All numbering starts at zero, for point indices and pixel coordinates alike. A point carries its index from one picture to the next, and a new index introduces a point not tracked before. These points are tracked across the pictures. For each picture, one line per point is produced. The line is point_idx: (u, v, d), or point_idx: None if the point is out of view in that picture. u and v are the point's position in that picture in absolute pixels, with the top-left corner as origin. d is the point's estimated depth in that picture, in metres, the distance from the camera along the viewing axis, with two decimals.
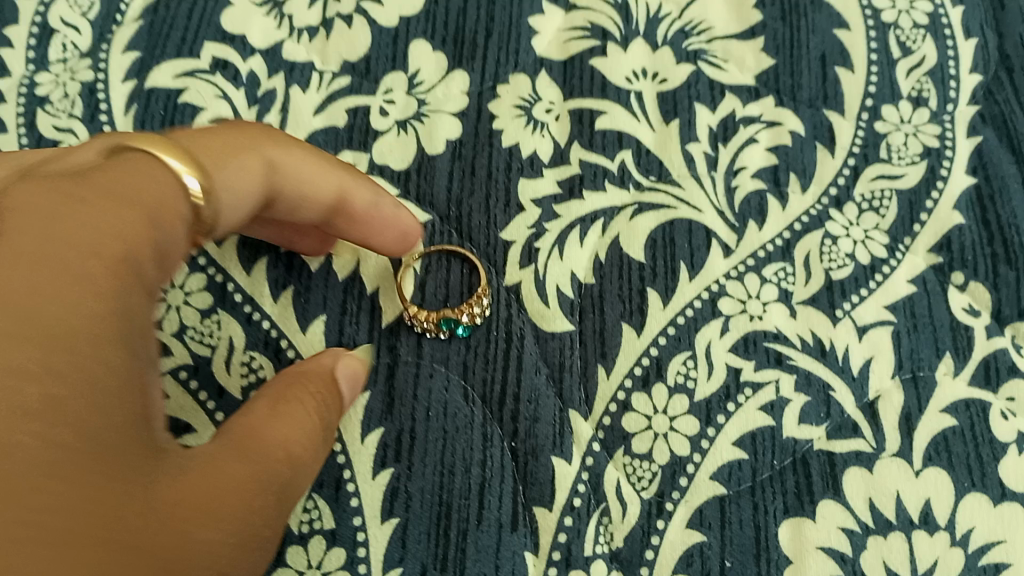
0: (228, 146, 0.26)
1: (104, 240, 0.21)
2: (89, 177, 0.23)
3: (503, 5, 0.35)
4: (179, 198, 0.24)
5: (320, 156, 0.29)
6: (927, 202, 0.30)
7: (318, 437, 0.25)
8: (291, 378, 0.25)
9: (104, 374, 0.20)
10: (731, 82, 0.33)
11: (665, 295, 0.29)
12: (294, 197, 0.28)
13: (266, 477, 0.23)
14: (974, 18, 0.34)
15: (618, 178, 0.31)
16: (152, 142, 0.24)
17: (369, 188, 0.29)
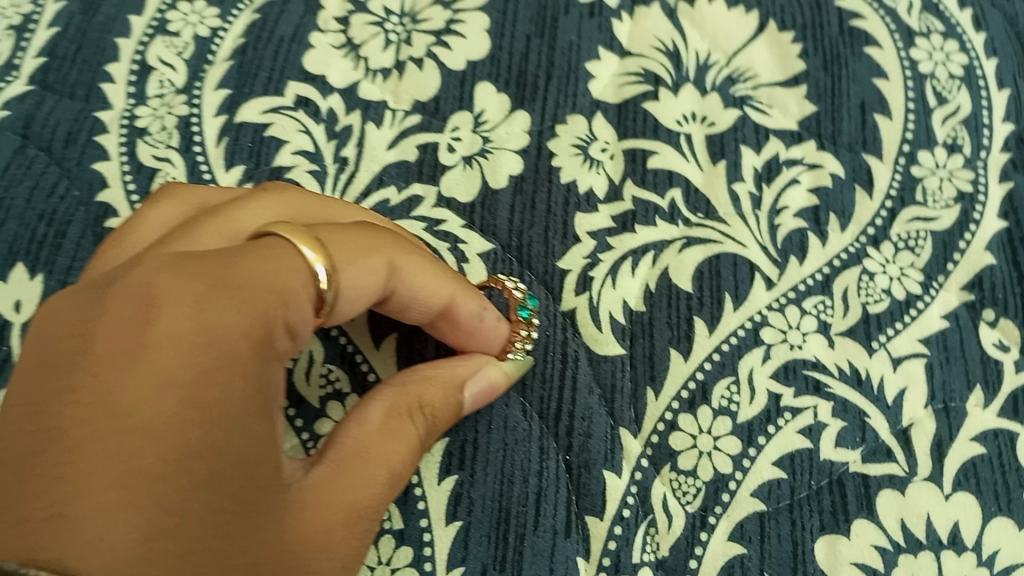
0: (364, 246, 0.28)
1: (243, 323, 0.23)
2: (235, 259, 0.24)
3: (562, 52, 0.38)
4: (305, 280, 0.25)
5: (438, 264, 0.30)
6: (960, 242, 0.32)
7: (415, 453, 0.27)
8: (402, 390, 0.27)
9: (242, 437, 0.22)
10: (775, 126, 0.35)
11: (711, 323, 0.32)
12: (407, 301, 0.29)
13: (372, 501, 0.25)
14: (1007, 70, 0.36)
15: (668, 214, 0.34)
16: (292, 233, 0.26)
17: (478, 300, 0.30)
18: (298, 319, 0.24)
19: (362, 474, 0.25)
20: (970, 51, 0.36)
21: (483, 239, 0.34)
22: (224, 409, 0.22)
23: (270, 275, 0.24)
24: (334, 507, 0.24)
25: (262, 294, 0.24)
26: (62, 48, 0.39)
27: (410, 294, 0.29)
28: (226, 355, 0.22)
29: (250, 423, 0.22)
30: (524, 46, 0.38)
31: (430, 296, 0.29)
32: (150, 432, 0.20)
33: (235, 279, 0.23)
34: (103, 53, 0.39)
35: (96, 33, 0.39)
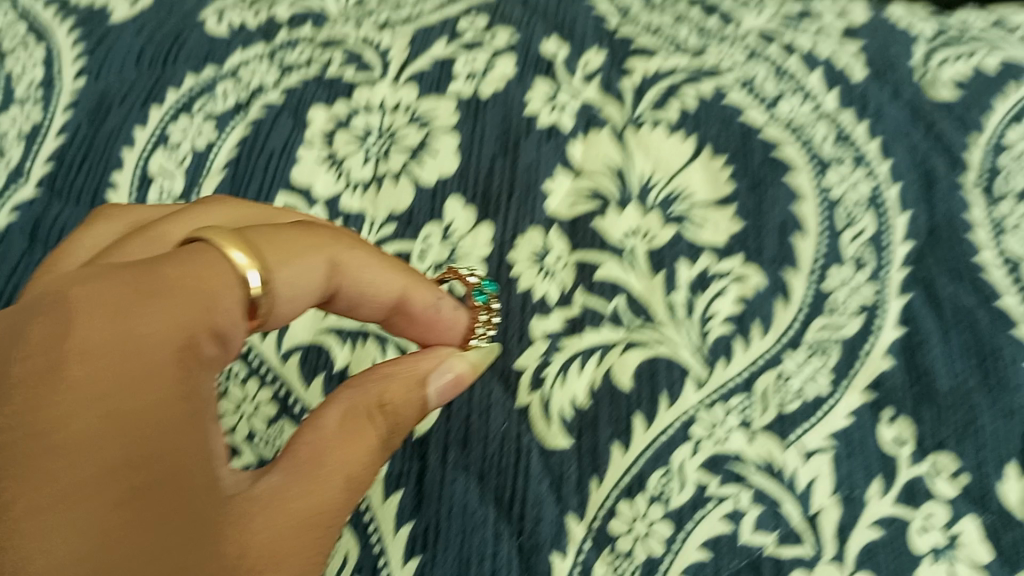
0: (298, 243, 0.34)
1: (177, 327, 0.29)
2: (156, 268, 0.30)
3: (522, 170, 0.42)
4: (229, 277, 0.31)
5: (387, 262, 0.37)
6: (864, 348, 0.37)
7: (381, 450, 0.32)
8: (365, 394, 0.33)
9: (177, 448, 0.28)
10: (707, 243, 0.40)
11: (648, 418, 0.36)
12: (361, 297, 0.36)
13: (326, 492, 0.31)
14: (908, 195, 0.42)
15: (612, 320, 0.38)
16: (224, 239, 0.32)
17: (431, 294, 0.37)
18: (224, 317, 0.30)
19: (319, 478, 0.31)
20: (875, 178, 0.42)
21: None
22: (162, 421, 0.27)
23: (190, 280, 0.30)
24: (287, 513, 0.30)
25: (194, 311, 0.29)
26: (71, 156, 0.43)
27: (355, 288, 0.35)
28: (156, 372, 0.28)
29: (178, 436, 0.28)
30: (488, 165, 0.43)
31: (382, 289, 0.36)
32: (93, 452, 0.26)
33: (155, 292, 0.29)
34: (109, 161, 0.43)
35: (102, 142, 0.44)
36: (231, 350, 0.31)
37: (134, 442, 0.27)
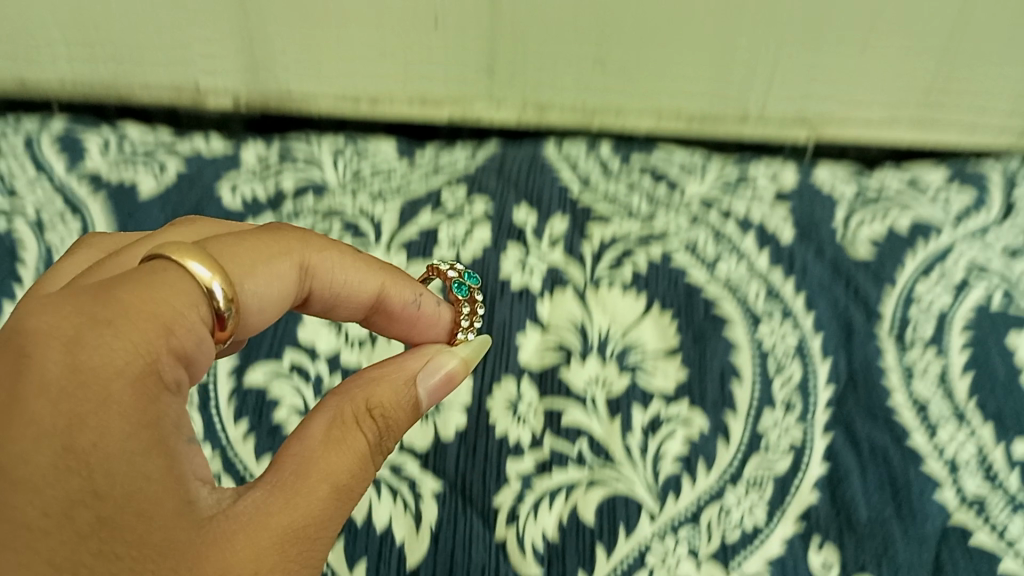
0: (264, 253, 0.35)
1: (133, 360, 0.27)
2: (116, 289, 0.29)
3: (497, 328, 0.49)
4: (194, 290, 0.31)
5: (359, 261, 0.41)
6: (793, 483, 0.43)
7: (370, 452, 0.33)
8: (351, 404, 0.34)
9: (128, 479, 0.26)
10: (658, 389, 0.47)
11: (609, 548, 0.41)
12: (336, 298, 0.40)
13: (310, 503, 0.30)
14: (830, 346, 0.49)
15: (576, 460, 0.44)
16: (184, 253, 0.31)
17: (405, 288, 0.42)
18: (188, 333, 0.29)
19: (307, 491, 0.30)
20: (801, 331, 0.49)
21: (434, 479, 0.44)
22: (120, 453, 0.26)
23: (153, 296, 0.29)
24: (269, 533, 0.29)
25: (151, 337, 0.28)
26: None
27: (330, 288, 0.39)
28: (110, 397, 0.26)
29: (139, 462, 0.26)
30: None
31: (358, 287, 0.40)
32: (39, 487, 0.25)
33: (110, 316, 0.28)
34: None
35: None
36: (192, 362, 0.30)
37: (84, 476, 0.26)
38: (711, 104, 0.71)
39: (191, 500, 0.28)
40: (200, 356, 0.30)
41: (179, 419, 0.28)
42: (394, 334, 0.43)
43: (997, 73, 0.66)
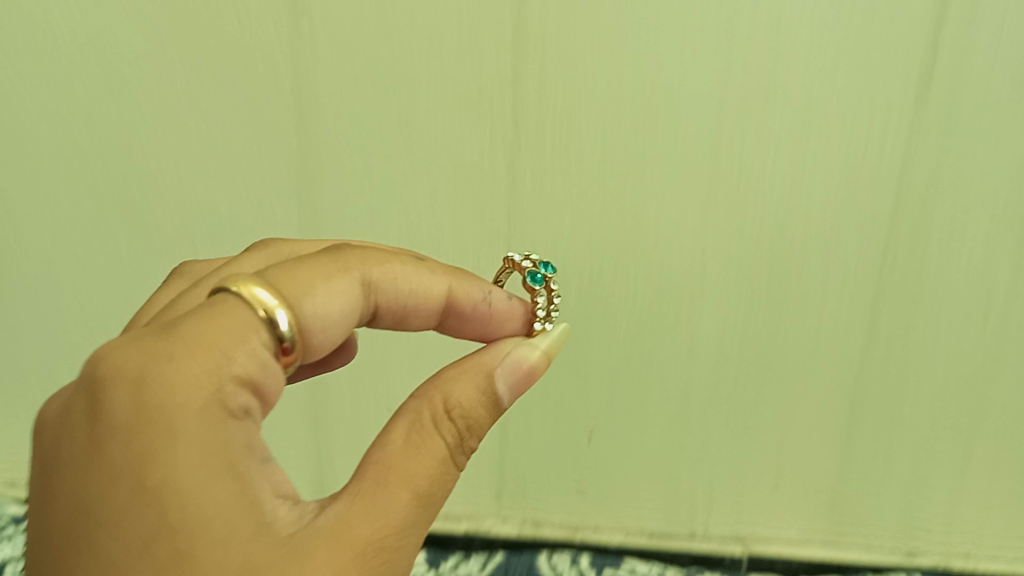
0: (318, 277, 0.46)
1: (197, 395, 0.37)
2: (183, 333, 0.39)
3: None
4: (250, 317, 0.41)
5: (427, 272, 0.54)
6: None
7: (447, 444, 0.44)
8: (433, 408, 0.45)
9: (208, 494, 0.36)
10: None
11: None
12: (410, 309, 0.53)
13: (390, 510, 0.40)
14: None
15: None
16: (241, 287, 0.42)
17: (470, 296, 0.55)
18: (253, 357, 0.39)
19: (389, 498, 0.41)
20: None
21: None
22: (185, 486, 0.35)
23: (208, 337, 0.39)
24: (349, 543, 0.38)
25: (211, 376, 0.37)
26: None
27: (398, 305, 0.52)
28: (181, 431, 0.36)
29: (205, 487, 0.36)
30: None
31: (427, 293, 0.53)
32: (134, 512, 0.35)
33: (177, 354, 0.38)
34: None
35: None
36: (269, 387, 0.40)
37: (160, 510, 0.35)
38: (665, 524, 0.94)
39: (268, 519, 0.38)
40: (275, 373, 0.41)
41: (240, 440, 0.38)
42: (472, 331, 0.56)
43: (888, 468, 0.88)
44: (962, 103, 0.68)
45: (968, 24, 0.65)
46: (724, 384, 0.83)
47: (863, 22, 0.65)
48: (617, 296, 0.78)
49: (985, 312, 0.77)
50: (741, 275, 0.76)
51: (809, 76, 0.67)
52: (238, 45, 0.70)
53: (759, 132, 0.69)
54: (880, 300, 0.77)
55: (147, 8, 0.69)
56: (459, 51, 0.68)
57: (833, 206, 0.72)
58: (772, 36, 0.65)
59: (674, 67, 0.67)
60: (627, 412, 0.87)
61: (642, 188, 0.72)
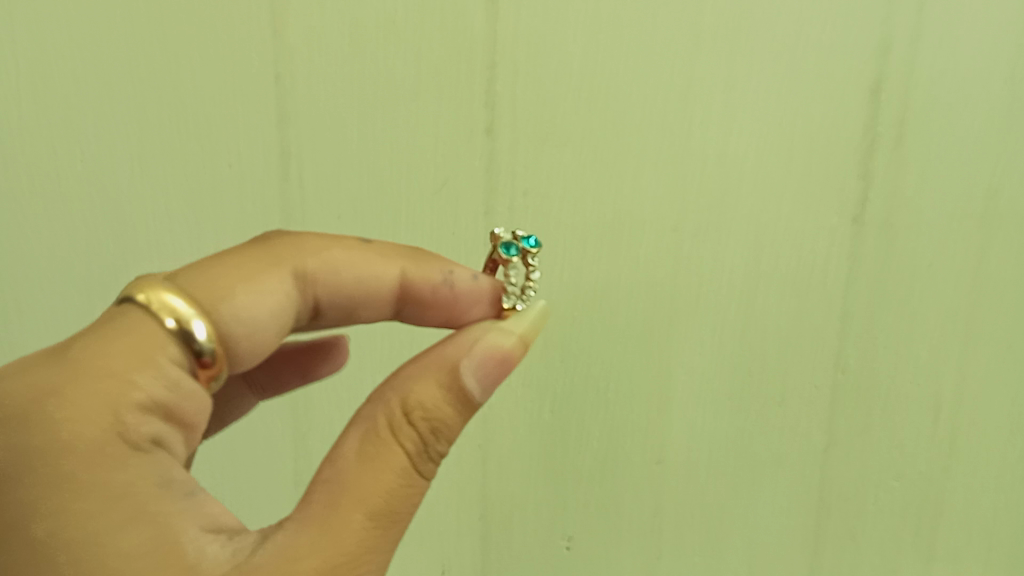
0: (239, 277, 0.43)
1: (88, 433, 0.34)
2: (75, 361, 0.36)
3: None
4: (156, 334, 0.38)
5: (375, 258, 0.49)
6: None
7: (409, 453, 0.38)
8: (389, 413, 0.40)
9: (114, 535, 0.33)
10: None
11: None
12: (360, 299, 0.49)
13: (341, 531, 0.35)
14: None
15: None
16: (150, 297, 0.39)
17: (429, 282, 0.50)
18: (161, 382, 0.37)
19: (338, 523, 0.36)
20: None
21: None
22: (80, 540, 0.32)
23: (103, 362, 0.36)
24: (292, 574, 0.34)
25: (105, 412, 0.34)
26: None
27: (341, 297, 0.48)
28: (73, 472, 0.33)
29: (104, 539, 0.33)
30: None
31: (379, 280, 0.49)
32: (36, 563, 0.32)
33: (65, 387, 0.35)
34: None
35: None
36: (183, 410, 0.38)
37: (53, 566, 0.32)
38: None
39: (193, 561, 0.34)
40: (189, 393, 0.38)
41: (147, 478, 0.34)
42: (437, 313, 0.51)
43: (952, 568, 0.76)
44: (896, 236, 0.64)
45: (923, 114, 0.62)
46: (685, 533, 0.74)
47: (801, 149, 0.63)
48: (590, 430, 0.71)
49: (940, 460, 0.72)
50: (705, 407, 0.70)
51: (756, 202, 0.64)
52: (194, 176, 0.64)
53: (710, 259, 0.65)
54: (830, 444, 0.71)
55: (107, 162, 0.63)
56: (379, 182, 0.64)
57: (786, 329, 0.67)
58: (717, 172, 0.63)
59: (633, 197, 0.64)
60: (602, 565, 0.75)
61: (588, 324, 0.68)
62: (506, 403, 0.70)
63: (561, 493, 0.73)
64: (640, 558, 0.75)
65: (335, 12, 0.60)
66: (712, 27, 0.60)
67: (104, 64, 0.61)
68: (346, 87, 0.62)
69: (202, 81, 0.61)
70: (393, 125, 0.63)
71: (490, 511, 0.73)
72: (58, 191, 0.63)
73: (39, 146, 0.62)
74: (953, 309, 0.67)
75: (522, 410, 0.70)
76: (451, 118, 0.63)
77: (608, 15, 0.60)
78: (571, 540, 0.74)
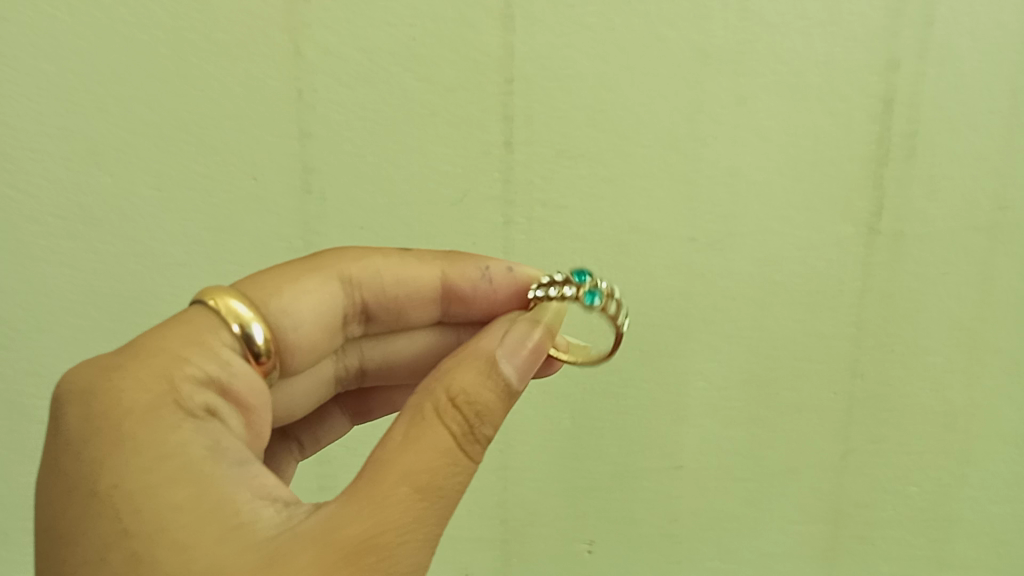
0: (285, 281, 0.49)
1: (144, 397, 0.37)
2: (139, 347, 0.41)
3: None
4: (213, 325, 0.43)
5: (417, 262, 0.54)
6: None
7: (454, 435, 0.38)
8: (432, 400, 0.40)
9: (163, 485, 0.34)
10: None
11: None
12: (401, 298, 0.54)
13: (388, 499, 0.35)
14: None
15: None
16: (213, 294, 0.45)
17: (469, 282, 0.54)
18: (215, 363, 0.41)
19: (384, 493, 0.35)
20: None
21: None
22: (136, 489, 0.34)
23: (162, 346, 0.41)
24: (337, 534, 0.33)
25: (161, 382, 0.38)
26: None
27: (381, 297, 0.53)
28: (127, 430, 0.36)
29: (158, 489, 0.34)
30: None
31: (418, 282, 0.54)
32: (93, 515, 0.34)
33: (128, 365, 0.39)
34: None
35: None
36: (236, 389, 0.42)
37: (110, 516, 0.33)
38: None
39: (246, 520, 0.34)
40: (242, 376, 0.42)
41: (197, 440, 0.36)
42: (478, 308, 0.55)
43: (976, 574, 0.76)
44: (907, 246, 0.65)
45: (930, 126, 0.63)
46: (702, 543, 0.75)
47: (812, 162, 0.64)
48: (606, 441, 0.72)
49: (953, 469, 0.72)
50: (720, 418, 0.71)
51: (768, 216, 0.65)
52: (218, 195, 0.66)
53: (724, 271, 0.66)
54: (847, 451, 0.72)
55: (134, 184, 0.66)
56: (396, 197, 0.66)
57: (798, 341, 0.68)
58: (730, 185, 0.64)
59: (649, 209, 0.65)
60: (621, 571, 0.76)
61: (607, 330, 0.69)
62: (527, 411, 0.72)
63: (578, 503, 0.74)
64: (657, 567, 0.76)
65: (356, 34, 0.62)
66: (720, 48, 0.61)
67: (132, 89, 0.63)
68: (368, 104, 0.63)
69: (227, 103, 0.64)
70: (409, 140, 0.64)
71: (509, 518, 0.74)
72: (87, 213, 0.67)
73: (67, 172, 0.65)
74: (962, 320, 0.68)
75: (540, 418, 0.72)
76: (463, 129, 0.64)
77: (621, 36, 0.61)
78: (590, 545, 0.75)
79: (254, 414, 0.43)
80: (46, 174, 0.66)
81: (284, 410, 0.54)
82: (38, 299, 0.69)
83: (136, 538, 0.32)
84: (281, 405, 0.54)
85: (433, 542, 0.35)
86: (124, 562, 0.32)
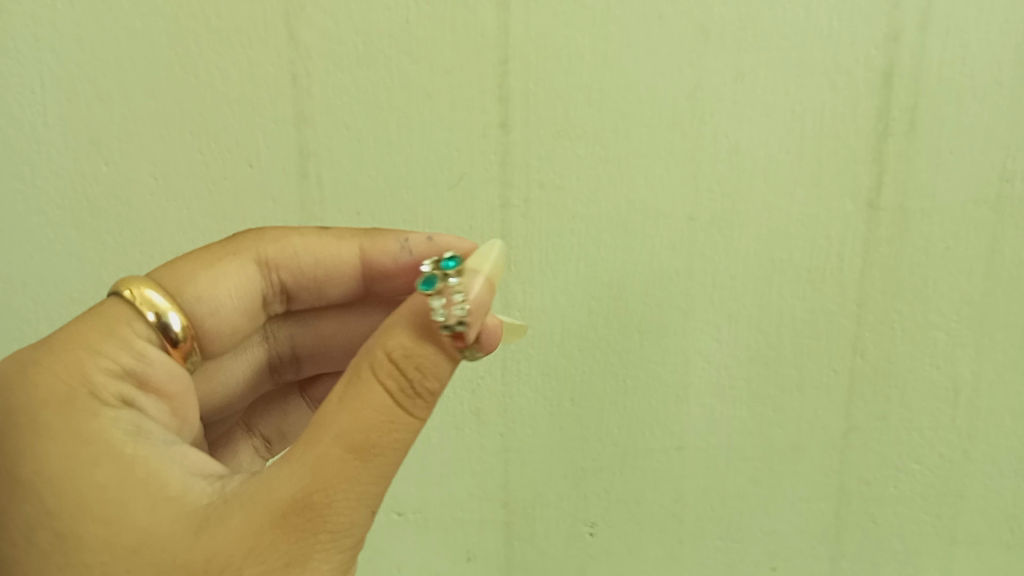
0: (201, 267, 0.49)
1: (58, 391, 0.38)
2: (57, 337, 0.41)
3: None
4: (131, 314, 0.44)
5: (336, 237, 0.53)
6: None
7: (384, 396, 0.37)
8: (370, 354, 0.38)
9: (84, 472, 0.35)
10: None
11: None
12: (321, 277, 0.54)
13: (314, 464, 0.35)
14: None
15: None
16: (128, 282, 0.45)
17: (389, 256, 0.53)
18: (129, 353, 0.42)
19: (317, 455, 0.35)
20: None
21: None
22: (57, 475, 0.35)
23: (78, 336, 0.41)
24: (262, 503, 0.35)
25: (77, 373, 0.39)
26: None
27: (298, 276, 0.53)
28: (44, 421, 0.37)
29: (79, 474, 0.35)
30: None
31: (337, 260, 0.53)
32: (20, 501, 0.35)
33: (47, 358, 0.40)
34: None
35: None
36: (155, 377, 0.43)
37: (36, 500, 0.35)
38: None
39: (174, 492, 0.36)
40: (161, 364, 0.43)
41: (117, 426, 0.38)
42: (403, 280, 0.54)
43: (985, 557, 0.75)
44: (911, 221, 0.64)
45: (931, 101, 0.62)
46: (707, 524, 0.75)
47: (814, 138, 0.63)
48: (608, 422, 0.72)
49: (959, 446, 0.71)
50: (723, 397, 0.70)
51: (770, 193, 0.64)
52: (215, 183, 0.66)
53: (726, 249, 0.66)
54: (851, 430, 0.71)
55: (132, 172, 0.66)
56: (393, 182, 0.66)
57: (802, 319, 0.68)
58: (731, 162, 0.64)
59: (649, 188, 0.65)
60: (626, 553, 0.76)
61: (609, 311, 0.68)
62: (527, 394, 0.71)
63: (581, 484, 0.74)
64: (661, 547, 0.76)
65: (350, 16, 0.61)
66: (720, 23, 0.60)
67: (128, 77, 0.63)
68: (364, 87, 0.63)
69: (222, 89, 0.63)
70: (405, 125, 0.64)
71: (513, 500, 0.75)
72: (89, 202, 0.67)
73: (67, 161, 0.66)
74: (968, 295, 0.67)
75: (540, 401, 0.72)
76: (459, 114, 0.63)
77: (618, 13, 0.61)
78: (594, 527, 0.75)
79: (178, 400, 0.44)
80: (46, 164, 0.66)
81: (220, 398, 0.56)
82: (43, 288, 0.69)
83: (64, 521, 0.35)
84: (217, 393, 0.56)
85: (371, 501, 0.36)
86: (56, 543, 0.34)
